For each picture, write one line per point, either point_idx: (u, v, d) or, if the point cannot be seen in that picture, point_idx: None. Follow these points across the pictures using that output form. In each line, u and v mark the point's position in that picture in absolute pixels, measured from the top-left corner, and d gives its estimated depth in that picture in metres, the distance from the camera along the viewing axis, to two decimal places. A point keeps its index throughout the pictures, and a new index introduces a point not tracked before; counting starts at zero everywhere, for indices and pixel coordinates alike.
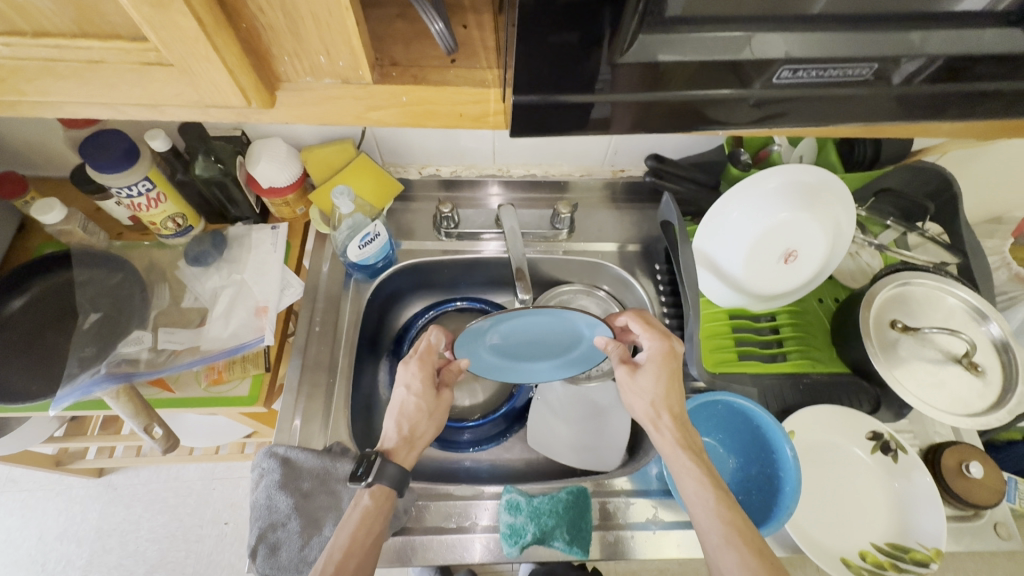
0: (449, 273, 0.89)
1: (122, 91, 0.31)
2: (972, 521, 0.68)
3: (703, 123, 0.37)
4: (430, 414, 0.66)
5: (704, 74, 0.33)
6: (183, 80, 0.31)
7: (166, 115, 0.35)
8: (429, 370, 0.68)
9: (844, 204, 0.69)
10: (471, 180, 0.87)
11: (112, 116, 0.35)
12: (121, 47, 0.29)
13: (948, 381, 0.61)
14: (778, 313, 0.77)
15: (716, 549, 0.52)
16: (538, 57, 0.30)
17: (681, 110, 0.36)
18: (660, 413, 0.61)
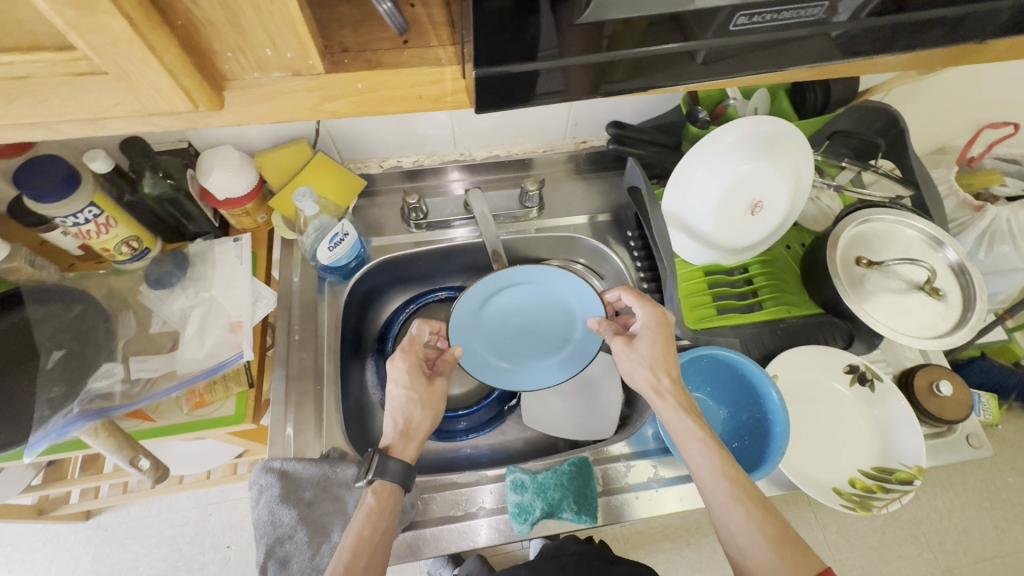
0: (425, 265, 0.88)
1: (56, 107, 0.29)
2: (946, 436, 0.73)
3: (664, 80, 0.37)
4: (423, 403, 0.66)
5: (659, 30, 0.33)
6: (121, 87, 0.29)
7: (107, 128, 0.33)
8: (416, 361, 0.69)
9: (801, 149, 0.70)
10: (435, 168, 0.86)
11: (47, 136, 0.32)
12: (46, 59, 0.27)
13: (913, 308, 0.64)
14: (750, 264, 0.79)
15: (722, 506, 0.54)
16: (491, 23, 0.30)
17: (640, 69, 0.36)
18: (658, 381, 0.62)
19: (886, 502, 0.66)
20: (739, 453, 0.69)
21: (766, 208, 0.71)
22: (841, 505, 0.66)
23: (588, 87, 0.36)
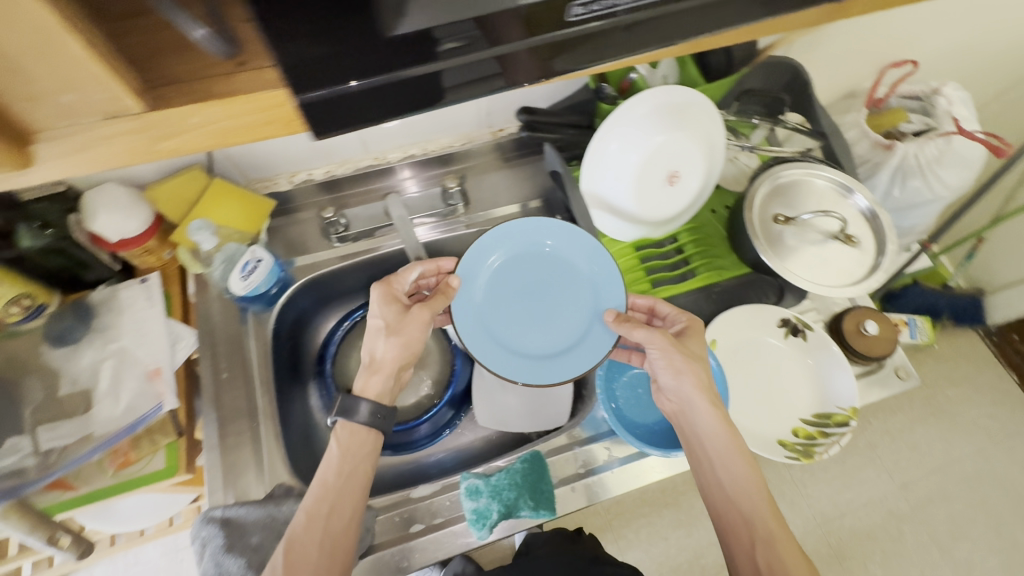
0: (356, 278, 0.84)
1: None
2: (876, 372, 0.77)
3: (515, 80, 0.36)
4: (400, 330, 0.65)
5: (491, 24, 0.32)
6: None
7: None
8: (398, 296, 0.67)
9: (711, 115, 0.70)
10: (351, 176, 0.82)
11: None
12: None
13: (830, 258, 0.66)
14: (678, 233, 0.79)
15: (749, 518, 0.57)
16: (305, 37, 0.28)
17: (488, 69, 0.34)
18: (707, 391, 0.62)
19: (826, 446, 0.69)
20: None
21: (684, 177, 0.71)
22: (785, 455, 0.69)
23: (505, 75, 0.35)
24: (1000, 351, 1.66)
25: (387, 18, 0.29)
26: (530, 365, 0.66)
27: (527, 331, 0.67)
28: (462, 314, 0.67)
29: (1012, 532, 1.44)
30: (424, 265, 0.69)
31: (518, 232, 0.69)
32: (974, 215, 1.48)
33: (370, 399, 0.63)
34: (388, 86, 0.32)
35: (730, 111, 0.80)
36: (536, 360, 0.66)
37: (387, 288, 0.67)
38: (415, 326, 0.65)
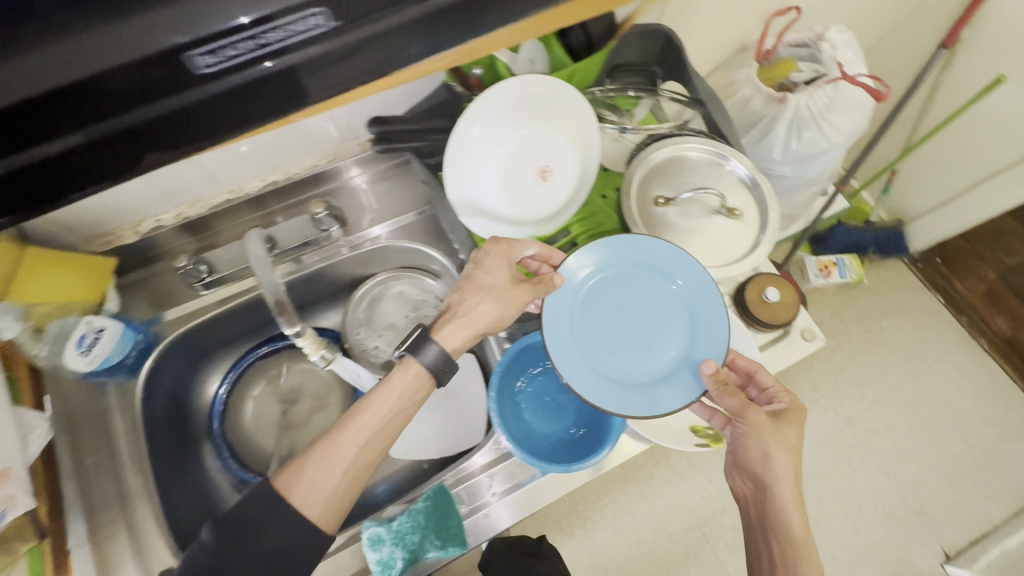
0: (237, 324, 0.77)
1: None
2: (783, 339, 0.75)
3: (206, 139, 0.36)
4: (505, 297, 0.60)
5: (150, 73, 0.31)
6: None
7: None
8: (506, 266, 0.61)
9: (580, 103, 0.64)
10: (206, 216, 0.74)
11: None
12: None
13: (713, 236, 0.64)
14: (570, 225, 0.75)
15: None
16: None
17: (165, 130, 0.34)
18: (795, 484, 0.56)
19: None
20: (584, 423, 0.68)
21: (557, 173, 0.67)
22: (695, 444, 0.66)
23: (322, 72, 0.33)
24: (926, 276, 1.60)
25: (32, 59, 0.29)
26: (616, 393, 0.58)
27: (622, 355, 0.60)
28: (556, 305, 0.62)
29: (952, 445, 1.42)
30: (542, 248, 0.63)
31: (635, 250, 0.62)
32: (882, 150, 1.49)
33: (443, 346, 0.58)
34: (128, 125, 0.32)
35: (605, 90, 0.75)
36: (615, 386, 0.58)
37: (500, 245, 0.61)
38: (513, 306, 0.60)
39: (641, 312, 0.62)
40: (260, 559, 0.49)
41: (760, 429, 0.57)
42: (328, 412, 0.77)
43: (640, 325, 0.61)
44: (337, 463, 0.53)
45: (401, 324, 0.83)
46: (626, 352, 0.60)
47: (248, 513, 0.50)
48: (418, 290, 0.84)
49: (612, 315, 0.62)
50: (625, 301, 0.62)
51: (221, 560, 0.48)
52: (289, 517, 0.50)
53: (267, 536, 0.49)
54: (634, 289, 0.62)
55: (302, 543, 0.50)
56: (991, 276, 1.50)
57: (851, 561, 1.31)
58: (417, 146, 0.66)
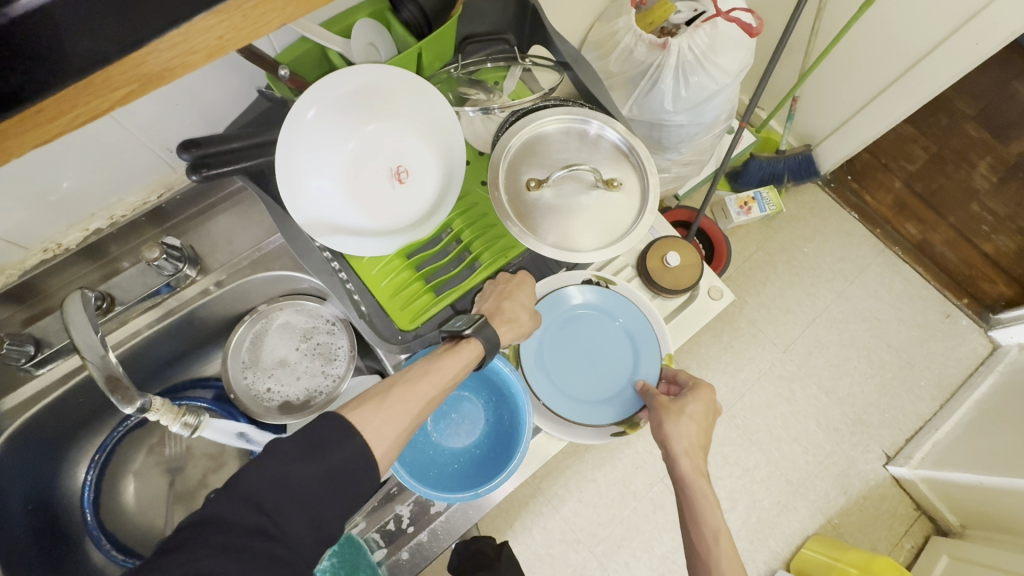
0: (96, 397, 0.67)
1: None
2: (692, 303, 0.73)
3: None
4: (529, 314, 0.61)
5: None
6: None
7: None
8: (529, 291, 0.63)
9: (423, 88, 0.56)
10: (21, 285, 0.62)
11: None
12: None
13: (597, 212, 0.58)
14: (450, 221, 0.69)
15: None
16: None
17: None
18: (696, 443, 0.58)
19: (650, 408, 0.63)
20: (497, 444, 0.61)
21: (413, 174, 0.59)
22: (613, 434, 0.62)
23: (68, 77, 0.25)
24: (840, 195, 1.59)
25: None
26: (572, 412, 0.62)
27: (576, 378, 0.64)
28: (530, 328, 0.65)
29: (880, 352, 1.46)
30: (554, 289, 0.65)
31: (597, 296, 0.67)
32: (782, 79, 1.47)
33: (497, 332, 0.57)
34: None
35: (463, 67, 0.68)
36: (571, 405, 0.62)
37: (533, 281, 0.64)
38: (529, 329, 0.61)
39: (602, 342, 0.66)
40: (329, 472, 0.42)
41: (662, 412, 0.59)
42: (224, 471, 0.70)
43: (601, 351, 0.65)
44: (403, 410, 0.48)
45: (293, 358, 0.75)
46: (582, 376, 0.64)
47: (320, 429, 0.43)
48: (305, 316, 0.76)
49: (571, 343, 0.66)
50: (583, 332, 0.66)
51: (285, 465, 0.40)
52: (357, 443, 0.44)
53: (331, 454, 0.42)
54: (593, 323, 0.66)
55: (362, 469, 0.44)
56: (896, 185, 1.57)
57: (803, 480, 1.35)
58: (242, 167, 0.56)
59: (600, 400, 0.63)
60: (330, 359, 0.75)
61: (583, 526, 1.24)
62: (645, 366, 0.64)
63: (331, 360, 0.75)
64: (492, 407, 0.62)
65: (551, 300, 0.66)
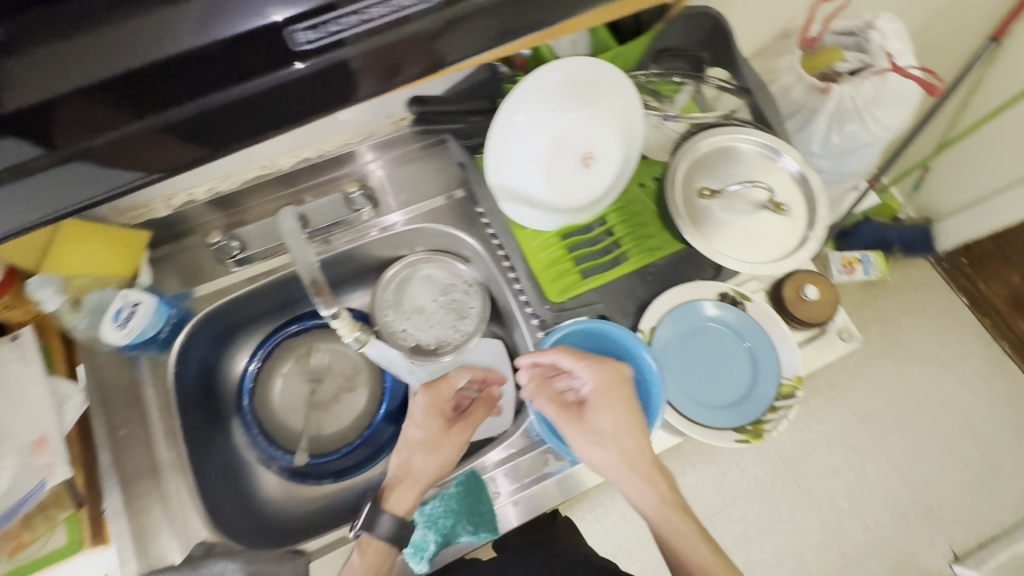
0: (265, 301, 0.77)
1: None
2: (820, 338, 0.74)
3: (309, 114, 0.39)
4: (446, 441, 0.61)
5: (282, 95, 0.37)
6: None
7: None
8: (435, 403, 0.63)
9: (624, 86, 0.62)
10: (238, 192, 0.72)
11: None
12: None
13: (761, 231, 0.62)
14: (606, 215, 0.74)
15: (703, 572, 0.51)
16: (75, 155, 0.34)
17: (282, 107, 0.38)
18: (643, 453, 0.57)
19: (776, 423, 0.65)
20: None
21: (599, 159, 0.64)
22: (735, 441, 0.64)
23: (381, 80, 0.39)
24: (951, 278, 1.53)
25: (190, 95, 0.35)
26: (695, 413, 0.66)
27: (702, 387, 0.68)
28: (671, 327, 0.70)
29: (964, 446, 1.38)
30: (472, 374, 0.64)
31: (742, 322, 0.70)
32: (919, 147, 1.43)
33: (405, 510, 0.57)
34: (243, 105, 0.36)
35: (648, 75, 0.73)
36: (695, 408, 0.66)
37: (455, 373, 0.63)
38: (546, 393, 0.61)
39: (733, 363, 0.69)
40: None
41: (574, 430, 0.59)
42: (356, 391, 0.78)
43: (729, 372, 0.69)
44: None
45: (429, 307, 0.81)
46: (707, 388, 0.68)
47: None
48: (447, 273, 0.83)
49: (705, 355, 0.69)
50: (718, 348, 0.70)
51: None
52: None
53: None
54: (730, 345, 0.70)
55: None
56: (1017, 280, 1.45)
57: (858, 557, 1.28)
58: (454, 127, 0.66)
59: (719, 413, 0.66)
60: (463, 318, 0.80)
61: (623, 542, 1.24)
62: (759, 399, 0.67)
63: (462, 317, 0.81)
64: None
65: (703, 305, 0.71)
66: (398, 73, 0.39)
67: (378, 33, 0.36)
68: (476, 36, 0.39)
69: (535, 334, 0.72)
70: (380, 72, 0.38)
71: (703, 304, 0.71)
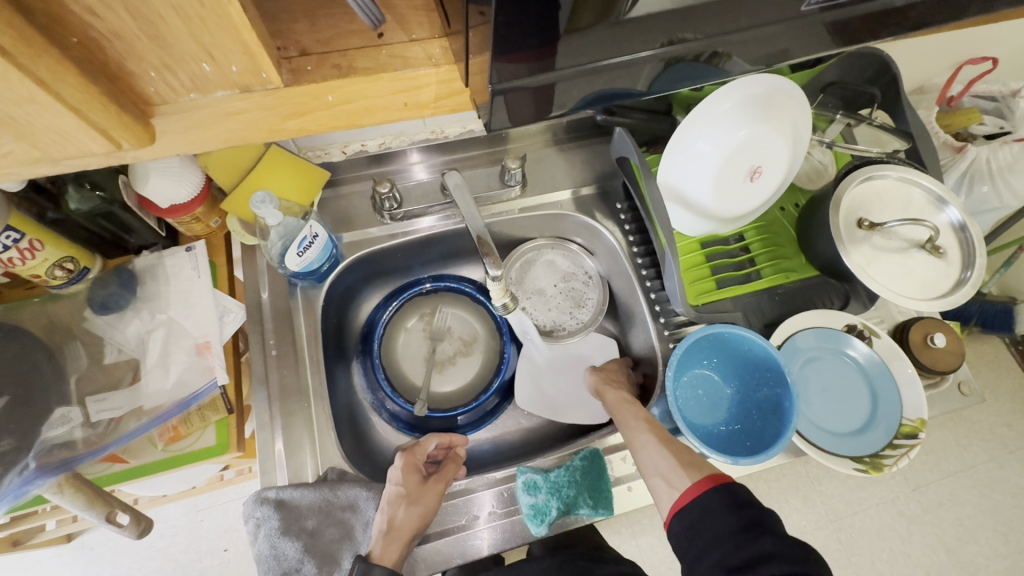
0: (403, 257, 0.80)
1: (76, 148, 0.26)
2: (939, 387, 0.74)
3: (616, 72, 0.34)
4: (415, 501, 0.61)
5: (611, 77, 0.35)
6: (60, 110, 0.23)
7: (73, 165, 0.29)
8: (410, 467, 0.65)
9: (801, 108, 0.65)
10: (403, 150, 0.76)
11: (45, 171, 0.28)
12: (39, 106, 0.22)
13: (915, 269, 0.64)
14: (745, 231, 0.76)
15: (668, 476, 0.56)
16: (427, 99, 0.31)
17: (609, 75, 0.35)
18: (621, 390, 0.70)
19: (895, 459, 0.65)
20: (749, 430, 0.67)
21: (764, 174, 0.67)
22: (853, 469, 0.65)
23: (544, 103, 0.35)
24: None
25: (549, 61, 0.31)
26: (813, 434, 0.67)
27: (823, 415, 0.69)
28: (813, 353, 0.70)
29: (1021, 535, 1.20)
30: (441, 438, 0.69)
31: (881, 373, 0.69)
32: None
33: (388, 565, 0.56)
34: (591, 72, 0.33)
35: None
36: (813, 431, 0.67)
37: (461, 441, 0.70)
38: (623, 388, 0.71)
39: (858, 405, 0.69)
40: None
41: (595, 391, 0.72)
42: (472, 357, 0.81)
43: (851, 412, 0.69)
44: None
45: (549, 292, 0.83)
46: (827, 417, 0.69)
47: None
48: (570, 262, 0.84)
49: (835, 388, 0.70)
50: (850, 387, 0.70)
51: None
52: None
53: None
54: (861, 388, 0.70)
55: None
56: None
57: None
58: (630, 123, 0.71)
59: (832, 444, 0.67)
60: (581, 307, 0.82)
61: None
62: (869, 442, 0.67)
63: (580, 306, 0.82)
64: (745, 400, 0.69)
65: (848, 341, 0.71)
66: (543, 103, 0.35)
67: (570, 64, 0.32)
68: (630, 78, 0.36)
69: (661, 333, 0.74)
70: (539, 102, 0.35)
71: (852, 341, 0.71)
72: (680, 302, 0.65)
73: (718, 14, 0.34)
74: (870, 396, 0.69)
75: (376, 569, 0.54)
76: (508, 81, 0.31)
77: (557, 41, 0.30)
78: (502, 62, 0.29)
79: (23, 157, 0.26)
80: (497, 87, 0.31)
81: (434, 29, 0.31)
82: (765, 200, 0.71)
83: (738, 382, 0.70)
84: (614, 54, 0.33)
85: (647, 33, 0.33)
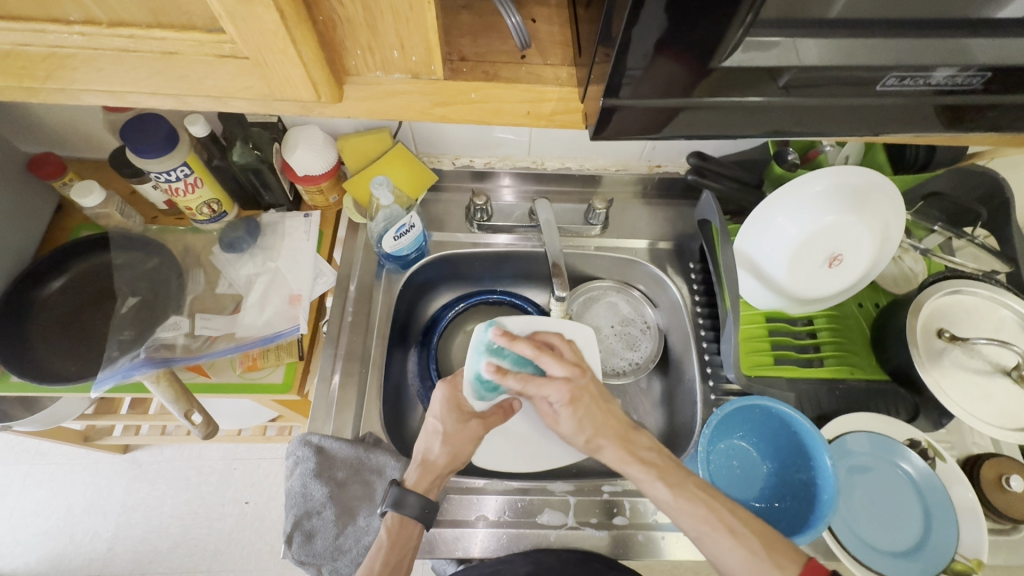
0: (480, 266, 0.87)
1: (287, 93, 0.34)
2: (1009, 535, 0.67)
3: (707, 117, 0.39)
4: (449, 438, 0.63)
5: (705, 123, 0.39)
6: (292, 62, 0.31)
7: (273, 109, 0.38)
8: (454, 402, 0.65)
9: (894, 207, 0.66)
10: (505, 172, 0.86)
11: (253, 109, 0.37)
12: (282, 55, 0.31)
13: (996, 394, 0.61)
14: (815, 317, 0.75)
15: (703, 535, 0.54)
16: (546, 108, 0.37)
17: (704, 117, 0.39)
18: (591, 394, 0.63)
19: None
20: (780, 515, 0.64)
21: (845, 263, 0.67)
22: None
23: (650, 127, 0.39)
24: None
25: (654, 90, 0.36)
26: (848, 538, 0.64)
27: (863, 524, 0.65)
28: (866, 459, 0.67)
29: None
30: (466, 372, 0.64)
31: (941, 502, 0.64)
32: None
33: (421, 493, 0.60)
34: (688, 107, 0.37)
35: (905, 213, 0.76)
36: (849, 536, 0.64)
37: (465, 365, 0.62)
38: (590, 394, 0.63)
39: (907, 527, 0.64)
40: None
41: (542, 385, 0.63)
42: None
43: (896, 531, 0.64)
44: (410, 538, 0.59)
45: (604, 331, 0.85)
46: (868, 526, 0.65)
47: None
48: (631, 307, 0.87)
49: (882, 500, 0.66)
50: (900, 503, 0.65)
51: None
52: None
53: None
54: (913, 509, 0.65)
55: None
56: None
57: None
58: (718, 189, 0.74)
59: (870, 556, 0.62)
60: (632, 352, 0.84)
61: None
62: (913, 567, 0.61)
63: (632, 349, 0.84)
64: (777, 483, 0.67)
65: (907, 454, 0.66)
66: (631, 132, 0.39)
67: (671, 99, 0.36)
68: (734, 124, 0.40)
69: (706, 395, 0.74)
70: (643, 124, 0.39)
71: (912, 458, 0.66)
72: (734, 368, 0.66)
73: (824, 82, 0.36)
74: (920, 520, 0.64)
75: (410, 499, 0.59)
76: (613, 99, 0.36)
77: (661, 78, 0.35)
78: (612, 85, 0.35)
79: (249, 95, 0.35)
80: (607, 108, 0.37)
81: (564, 59, 0.39)
82: (842, 290, 0.71)
83: (775, 463, 0.68)
84: (717, 96, 0.37)
85: (747, 90, 0.37)
